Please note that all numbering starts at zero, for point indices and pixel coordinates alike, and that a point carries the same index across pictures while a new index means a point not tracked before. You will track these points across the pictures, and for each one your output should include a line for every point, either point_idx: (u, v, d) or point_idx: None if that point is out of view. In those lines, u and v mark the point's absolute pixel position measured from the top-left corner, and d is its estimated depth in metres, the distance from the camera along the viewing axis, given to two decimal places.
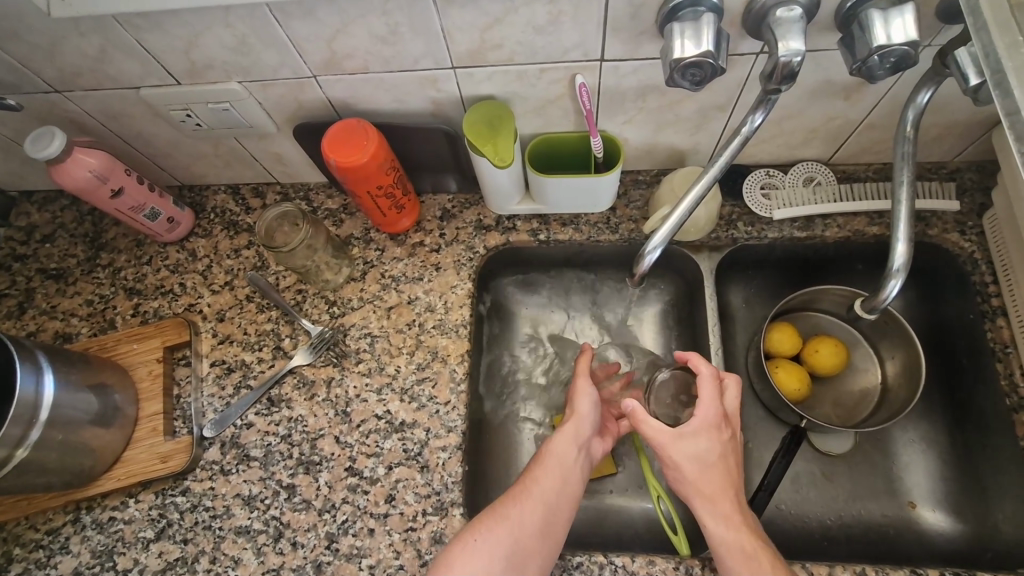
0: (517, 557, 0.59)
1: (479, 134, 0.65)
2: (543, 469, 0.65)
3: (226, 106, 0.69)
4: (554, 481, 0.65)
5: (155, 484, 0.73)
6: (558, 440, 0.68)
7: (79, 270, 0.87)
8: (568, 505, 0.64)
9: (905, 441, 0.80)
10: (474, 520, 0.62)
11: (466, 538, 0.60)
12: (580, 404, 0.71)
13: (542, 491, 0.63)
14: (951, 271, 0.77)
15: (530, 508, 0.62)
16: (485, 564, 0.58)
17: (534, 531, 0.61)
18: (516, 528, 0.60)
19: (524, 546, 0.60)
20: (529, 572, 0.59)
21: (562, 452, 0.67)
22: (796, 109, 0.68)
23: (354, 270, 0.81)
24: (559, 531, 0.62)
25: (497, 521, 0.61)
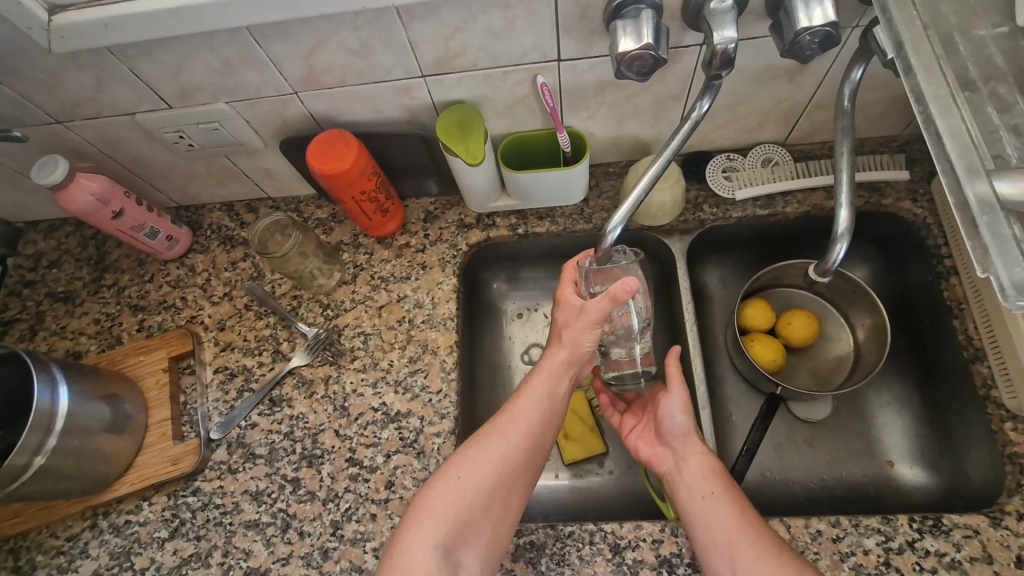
0: (503, 485, 0.67)
1: (452, 136, 0.70)
2: (527, 401, 0.71)
3: (216, 125, 0.74)
4: (540, 413, 0.71)
5: (166, 487, 0.77)
6: (545, 371, 0.73)
7: (86, 292, 0.91)
8: (551, 431, 0.72)
9: (880, 403, 0.84)
10: (457, 456, 0.68)
11: (447, 475, 0.67)
12: (577, 339, 0.72)
13: (526, 422, 0.70)
14: (908, 237, 0.81)
15: (513, 440, 0.69)
16: (470, 494, 0.65)
17: (517, 460, 0.68)
18: (501, 458, 0.68)
19: (509, 474, 0.68)
20: (516, 495, 0.68)
21: (544, 382, 0.72)
22: (746, 94, 0.73)
23: (345, 274, 0.86)
24: (542, 453, 0.71)
25: (476, 457, 0.68)
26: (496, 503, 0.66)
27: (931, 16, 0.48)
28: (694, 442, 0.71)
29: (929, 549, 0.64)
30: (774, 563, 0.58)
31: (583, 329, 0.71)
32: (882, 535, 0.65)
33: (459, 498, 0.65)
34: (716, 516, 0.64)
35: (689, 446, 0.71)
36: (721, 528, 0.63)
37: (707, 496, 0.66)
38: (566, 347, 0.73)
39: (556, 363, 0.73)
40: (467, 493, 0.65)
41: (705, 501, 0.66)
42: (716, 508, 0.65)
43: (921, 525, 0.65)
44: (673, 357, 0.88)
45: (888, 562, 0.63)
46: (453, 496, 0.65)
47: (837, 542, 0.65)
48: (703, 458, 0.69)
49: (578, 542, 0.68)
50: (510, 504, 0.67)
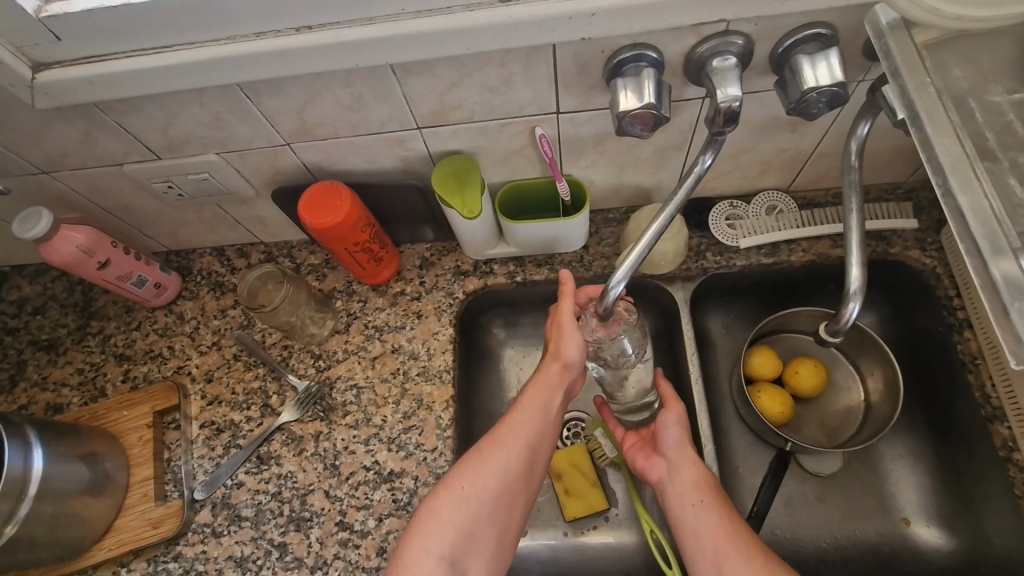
0: (506, 497, 0.65)
1: (448, 187, 0.68)
2: (525, 411, 0.68)
3: (205, 176, 0.72)
4: (538, 424, 0.68)
5: (146, 552, 0.73)
6: (539, 387, 0.69)
7: (70, 340, 0.89)
8: (548, 440, 0.69)
9: (893, 458, 0.81)
10: (459, 465, 0.65)
11: (452, 485, 0.63)
12: (567, 352, 0.69)
13: (525, 434, 0.67)
14: (916, 285, 0.78)
15: (516, 452, 0.66)
16: (476, 505, 0.63)
17: (518, 471, 0.66)
18: (503, 470, 0.65)
19: (512, 485, 0.65)
20: (517, 503, 0.66)
21: (541, 395, 0.69)
22: (749, 144, 0.71)
23: (338, 322, 0.84)
24: (540, 463, 0.68)
25: (480, 467, 0.64)
26: (500, 513, 0.64)
27: (941, 80, 0.46)
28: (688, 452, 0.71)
29: None
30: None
31: (566, 335, 0.69)
32: None
33: (465, 510, 0.62)
34: (702, 526, 0.64)
35: (679, 456, 0.70)
36: (709, 539, 0.63)
37: (697, 505, 0.66)
38: (559, 361, 0.70)
39: (551, 376, 0.70)
40: (473, 505, 0.63)
41: (693, 510, 0.66)
42: (704, 517, 0.65)
43: None
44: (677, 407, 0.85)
45: None
46: (459, 507, 0.62)
47: None
48: (693, 468, 0.69)
49: None
50: (513, 511, 0.66)
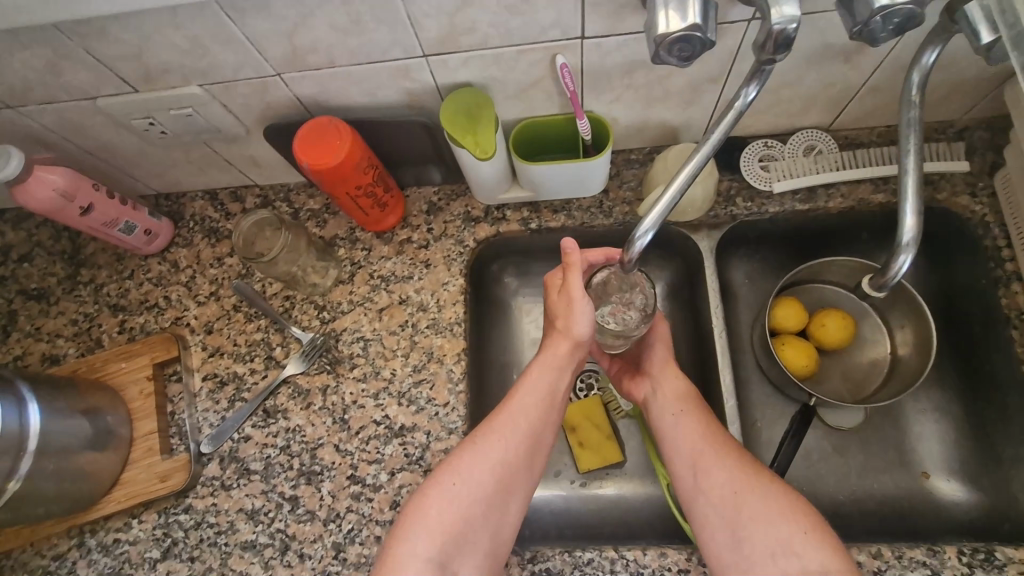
0: (500, 492, 0.63)
1: (457, 125, 0.61)
2: (527, 398, 0.67)
3: (189, 111, 0.65)
4: (540, 412, 0.67)
5: (156, 504, 0.72)
6: (544, 367, 0.68)
7: (60, 289, 0.85)
8: (551, 432, 0.68)
9: (916, 412, 0.78)
10: (451, 459, 0.64)
11: (443, 480, 0.62)
12: (578, 328, 0.68)
13: (526, 421, 0.66)
14: (961, 235, 0.74)
15: (514, 442, 0.64)
16: (467, 501, 0.61)
17: (516, 462, 0.64)
18: (499, 461, 0.63)
19: (507, 479, 0.64)
20: (512, 501, 0.64)
21: (545, 377, 0.68)
22: (794, 75, 0.64)
23: (341, 272, 0.79)
24: (541, 456, 0.67)
25: (474, 457, 0.63)
26: (494, 508, 0.63)
27: None
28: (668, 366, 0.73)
29: None
30: (735, 475, 0.61)
31: (578, 313, 0.67)
32: (928, 568, 0.59)
33: (456, 506, 0.61)
34: (681, 432, 0.66)
35: (662, 371, 0.72)
36: (687, 445, 0.65)
37: (677, 415, 0.68)
38: (569, 339, 0.68)
39: (557, 356, 0.69)
40: (465, 501, 0.61)
41: (673, 419, 0.68)
42: (683, 425, 0.67)
43: (972, 559, 0.59)
44: (696, 361, 0.81)
45: None
46: (449, 505, 0.61)
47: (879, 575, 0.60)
48: (675, 379, 0.71)
49: (598, 570, 0.63)
50: (509, 506, 0.64)
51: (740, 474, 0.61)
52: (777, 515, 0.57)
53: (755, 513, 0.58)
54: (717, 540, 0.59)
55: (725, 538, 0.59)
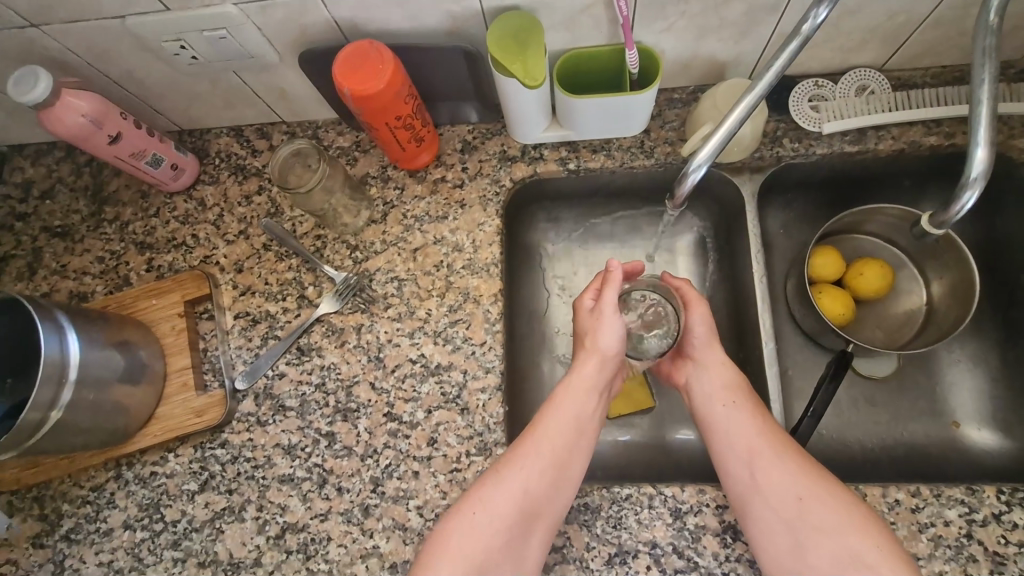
0: (522, 523, 0.62)
1: (507, 50, 0.59)
2: (553, 419, 0.66)
3: (222, 33, 0.62)
4: (565, 436, 0.66)
5: (192, 438, 0.73)
6: (571, 388, 0.69)
7: (85, 226, 0.83)
8: (581, 457, 0.66)
9: (951, 362, 0.78)
10: (477, 484, 0.63)
11: (468, 505, 0.62)
12: (605, 343, 0.69)
13: (551, 445, 0.65)
14: (1011, 181, 0.73)
15: (538, 466, 0.63)
16: (490, 530, 0.61)
17: (542, 490, 0.62)
18: (521, 491, 0.62)
19: (531, 508, 0.62)
20: (535, 535, 0.62)
21: (573, 400, 0.68)
22: (857, 4, 0.61)
23: (374, 212, 0.77)
24: (570, 483, 0.64)
25: (498, 484, 0.63)
26: (517, 539, 0.61)
27: None
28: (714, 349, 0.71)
29: (1017, 522, 0.59)
30: (795, 473, 0.61)
31: (606, 328, 0.70)
32: (965, 506, 0.60)
33: (479, 535, 0.61)
34: (735, 424, 0.65)
35: (708, 358, 0.70)
36: (742, 439, 0.64)
37: (728, 405, 0.67)
38: (595, 353, 0.70)
39: (585, 374, 0.69)
40: (489, 530, 0.61)
41: (725, 411, 0.67)
42: (735, 416, 0.66)
43: (1010, 498, 0.60)
44: (731, 309, 0.80)
45: (970, 534, 0.59)
46: (474, 532, 0.61)
47: (916, 512, 0.60)
48: (724, 367, 0.69)
49: (635, 505, 0.64)
50: (538, 525, 0.62)
51: (798, 471, 0.61)
52: (839, 515, 0.58)
53: (817, 517, 0.59)
54: (777, 538, 0.59)
55: (784, 535, 0.59)
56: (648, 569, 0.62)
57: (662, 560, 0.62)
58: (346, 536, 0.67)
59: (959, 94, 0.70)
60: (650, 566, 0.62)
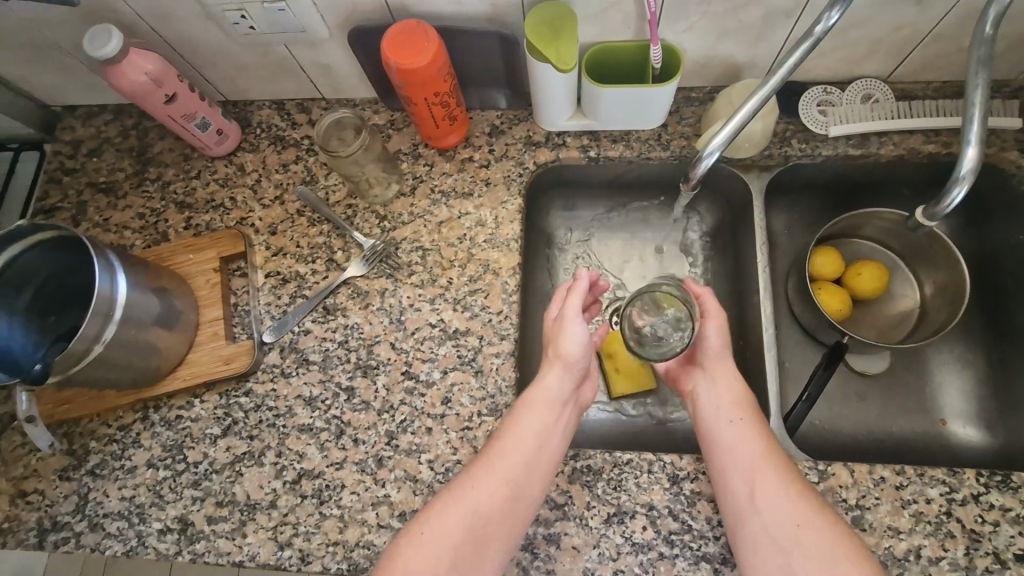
0: (474, 540, 0.60)
1: (542, 37, 0.64)
2: (513, 434, 0.65)
3: (282, 6, 0.67)
4: (523, 452, 0.64)
5: (218, 386, 0.77)
6: (532, 401, 0.67)
7: (128, 184, 0.88)
8: (540, 474, 0.64)
9: (942, 362, 0.82)
10: (432, 503, 0.63)
11: (421, 521, 0.61)
12: (567, 350, 0.69)
13: (507, 462, 0.63)
14: (1004, 192, 0.78)
15: (494, 481, 0.62)
16: (439, 547, 0.59)
17: (495, 506, 0.62)
18: (474, 505, 0.61)
19: (484, 524, 0.61)
20: (487, 550, 0.60)
21: (534, 415, 0.66)
22: (866, 15, 0.66)
23: (403, 185, 0.82)
24: (524, 503, 0.63)
25: (454, 500, 0.62)
26: (468, 556, 0.60)
27: None
28: (725, 362, 0.70)
29: (994, 503, 0.63)
30: (792, 498, 0.60)
31: (567, 333, 0.69)
32: (946, 486, 0.64)
33: (430, 552, 0.59)
34: (739, 441, 0.64)
35: (720, 370, 0.70)
36: (743, 458, 0.63)
37: (733, 420, 0.66)
38: (559, 361, 0.69)
39: (547, 385, 0.68)
40: (438, 546, 0.60)
41: (729, 426, 0.66)
42: (739, 434, 0.65)
43: (988, 480, 0.64)
44: (734, 299, 0.85)
45: (949, 512, 0.63)
46: (424, 550, 0.59)
47: (900, 489, 0.64)
48: (733, 381, 0.69)
49: (636, 470, 0.68)
50: (501, 526, 0.61)
51: (794, 490, 0.61)
52: (833, 547, 0.57)
53: (807, 545, 0.57)
54: (758, 555, 0.59)
55: (767, 554, 0.59)
56: (644, 529, 0.66)
57: (658, 521, 0.66)
58: (359, 485, 0.71)
59: (958, 106, 0.75)
60: (646, 526, 0.66)
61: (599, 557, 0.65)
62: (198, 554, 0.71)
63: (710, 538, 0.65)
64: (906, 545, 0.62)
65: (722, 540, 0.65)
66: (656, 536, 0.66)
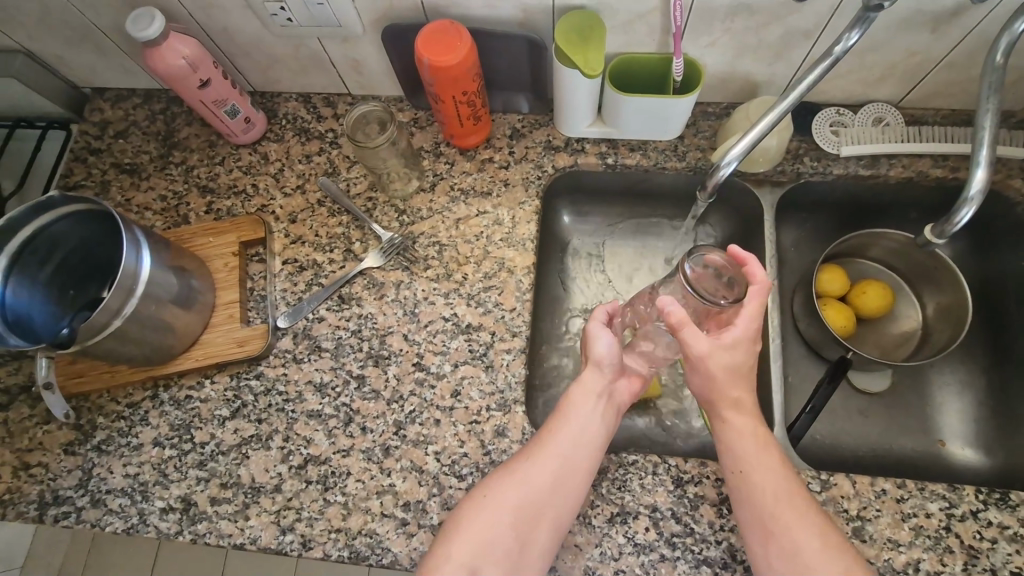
0: (527, 516, 0.61)
1: (570, 43, 0.66)
2: (566, 422, 0.66)
3: (321, 0, 0.70)
4: (570, 442, 0.65)
5: (229, 368, 0.77)
6: (577, 395, 0.68)
7: (153, 166, 0.90)
8: (589, 464, 0.64)
9: (942, 383, 0.83)
10: (486, 480, 0.65)
11: (478, 495, 0.63)
12: (598, 353, 0.69)
13: (552, 460, 0.64)
14: (1007, 220, 0.80)
15: (543, 469, 0.63)
16: (494, 520, 0.61)
17: (545, 494, 0.62)
18: (527, 486, 0.63)
19: (535, 503, 0.62)
20: (542, 526, 0.62)
21: (584, 406, 0.67)
22: (881, 40, 0.69)
23: (423, 182, 0.84)
24: (574, 487, 0.63)
25: (508, 480, 0.63)
26: (524, 529, 0.61)
27: None
28: (725, 403, 0.64)
29: (992, 520, 0.64)
30: (808, 550, 0.56)
31: (593, 337, 0.70)
32: (946, 501, 0.65)
33: (486, 522, 0.61)
34: (749, 489, 0.61)
35: (725, 405, 0.64)
36: (754, 506, 0.60)
37: (740, 471, 0.62)
38: (590, 363, 0.69)
39: (588, 383, 0.68)
40: (493, 517, 0.62)
41: (737, 475, 0.62)
42: (749, 480, 0.61)
43: (987, 497, 0.65)
44: None
45: (948, 527, 0.64)
46: (480, 520, 0.61)
47: (901, 502, 0.65)
48: (740, 417, 0.64)
49: (640, 470, 0.69)
50: (535, 538, 0.61)
51: (819, 545, 0.56)
52: None
53: None
54: None
55: None
56: (647, 530, 0.66)
57: (661, 523, 0.66)
58: (365, 473, 0.71)
59: (965, 134, 0.78)
60: (649, 527, 0.66)
61: (602, 556, 0.66)
62: (199, 535, 0.70)
63: (712, 542, 0.66)
64: (905, 558, 0.63)
65: (724, 544, 0.65)
66: (658, 537, 0.66)
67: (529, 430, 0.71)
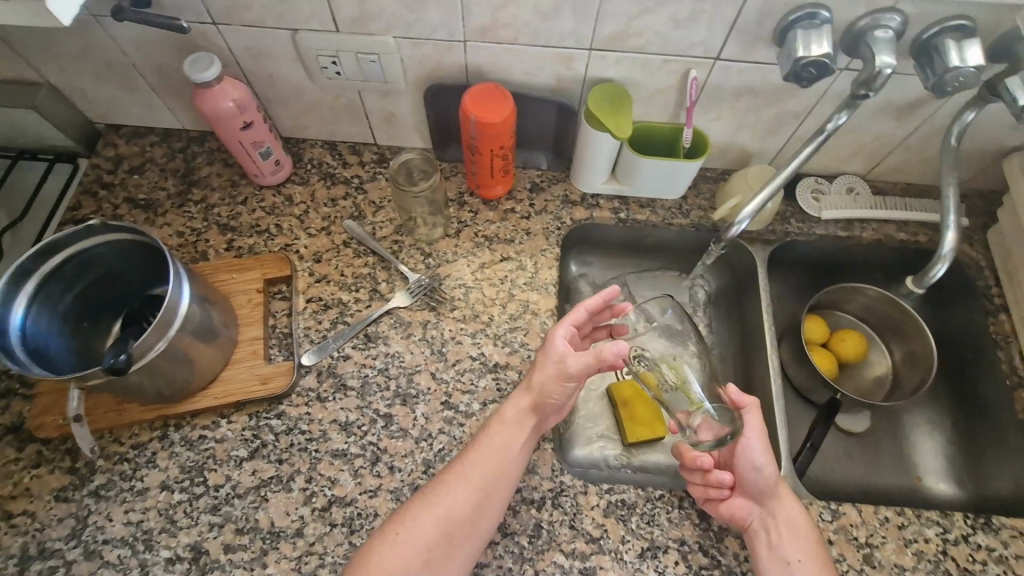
0: (442, 546, 0.63)
1: (602, 109, 0.75)
2: (485, 448, 0.67)
3: (373, 57, 0.76)
4: (491, 471, 0.66)
5: (249, 407, 0.75)
6: (500, 425, 0.68)
7: (170, 203, 0.89)
8: (502, 492, 0.66)
9: (917, 424, 0.92)
10: (399, 512, 0.65)
11: (388, 532, 0.64)
12: (541, 386, 0.68)
13: (470, 491, 0.65)
14: (959, 278, 0.93)
15: (461, 496, 0.65)
16: (411, 551, 0.63)
17: (461, 519, 0.64)
18: (446, 513, 0.64)
19: (449, 531, 0.63)
20: (456, 555, 0.63)
21: (502, 436, 0.68)
22: (856, 123, 0.82)
23: (449, 227, 0.88)
24: (490, 509, 0.65)
25: (420, 506, 0.65)
26: (437, 559, 0.63)
27: None
28: (781, 499, 0.69)
29: (981, 543, 0.70)
30: None
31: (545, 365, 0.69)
32: (940, 527, 0.71)
33: (400, 557, 0.62)
34: None
35: (775, 499, 0.69)
36: None
37: (794, 563, 0.65)
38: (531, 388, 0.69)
39: (517, 408, 0.69)
40: (410, 549, 0.63)
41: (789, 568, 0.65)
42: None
43: (974, 522, 0.71)
44: (740, 359, 0.92)
45: (945, 552, 0.70)
46: (395, 553, 0.62)
47: (902, 529, 0.71)
48: (791, 509, 0.68)
49: (667, 505, 0.71)
50: (450, 560, 0.63)
51: None
52: None
53: None
54: None
55: None
56: (676, 564, 0.68)
57: (690, 556, 0.69)
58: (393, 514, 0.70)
59: (922, 205, 0.91)
60: (679, 561, 0.68)
61: None
62: None
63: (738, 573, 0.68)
64: None
65: None
66: (688, 571, 0.68)
67: (559, 466, 0.73)
